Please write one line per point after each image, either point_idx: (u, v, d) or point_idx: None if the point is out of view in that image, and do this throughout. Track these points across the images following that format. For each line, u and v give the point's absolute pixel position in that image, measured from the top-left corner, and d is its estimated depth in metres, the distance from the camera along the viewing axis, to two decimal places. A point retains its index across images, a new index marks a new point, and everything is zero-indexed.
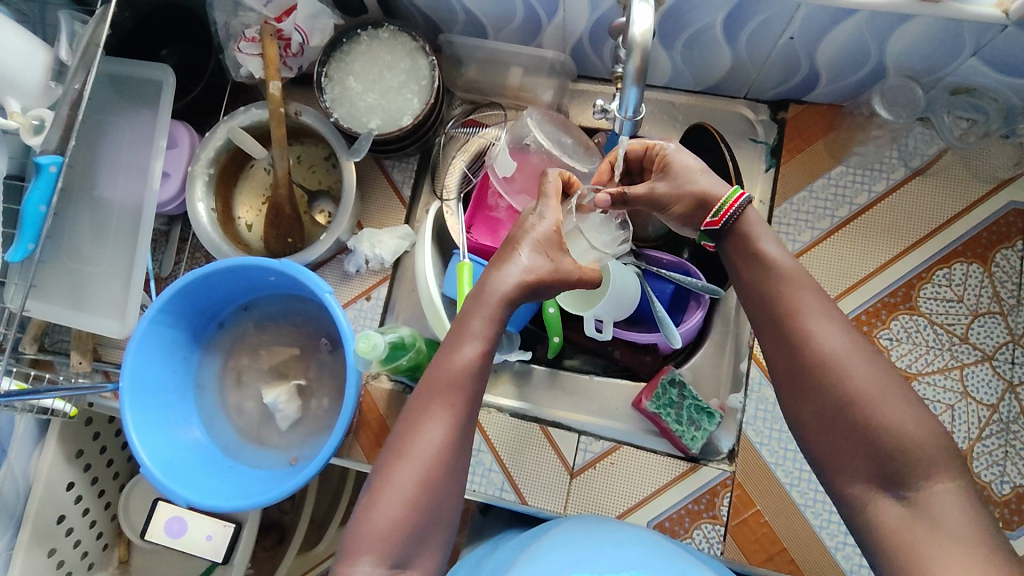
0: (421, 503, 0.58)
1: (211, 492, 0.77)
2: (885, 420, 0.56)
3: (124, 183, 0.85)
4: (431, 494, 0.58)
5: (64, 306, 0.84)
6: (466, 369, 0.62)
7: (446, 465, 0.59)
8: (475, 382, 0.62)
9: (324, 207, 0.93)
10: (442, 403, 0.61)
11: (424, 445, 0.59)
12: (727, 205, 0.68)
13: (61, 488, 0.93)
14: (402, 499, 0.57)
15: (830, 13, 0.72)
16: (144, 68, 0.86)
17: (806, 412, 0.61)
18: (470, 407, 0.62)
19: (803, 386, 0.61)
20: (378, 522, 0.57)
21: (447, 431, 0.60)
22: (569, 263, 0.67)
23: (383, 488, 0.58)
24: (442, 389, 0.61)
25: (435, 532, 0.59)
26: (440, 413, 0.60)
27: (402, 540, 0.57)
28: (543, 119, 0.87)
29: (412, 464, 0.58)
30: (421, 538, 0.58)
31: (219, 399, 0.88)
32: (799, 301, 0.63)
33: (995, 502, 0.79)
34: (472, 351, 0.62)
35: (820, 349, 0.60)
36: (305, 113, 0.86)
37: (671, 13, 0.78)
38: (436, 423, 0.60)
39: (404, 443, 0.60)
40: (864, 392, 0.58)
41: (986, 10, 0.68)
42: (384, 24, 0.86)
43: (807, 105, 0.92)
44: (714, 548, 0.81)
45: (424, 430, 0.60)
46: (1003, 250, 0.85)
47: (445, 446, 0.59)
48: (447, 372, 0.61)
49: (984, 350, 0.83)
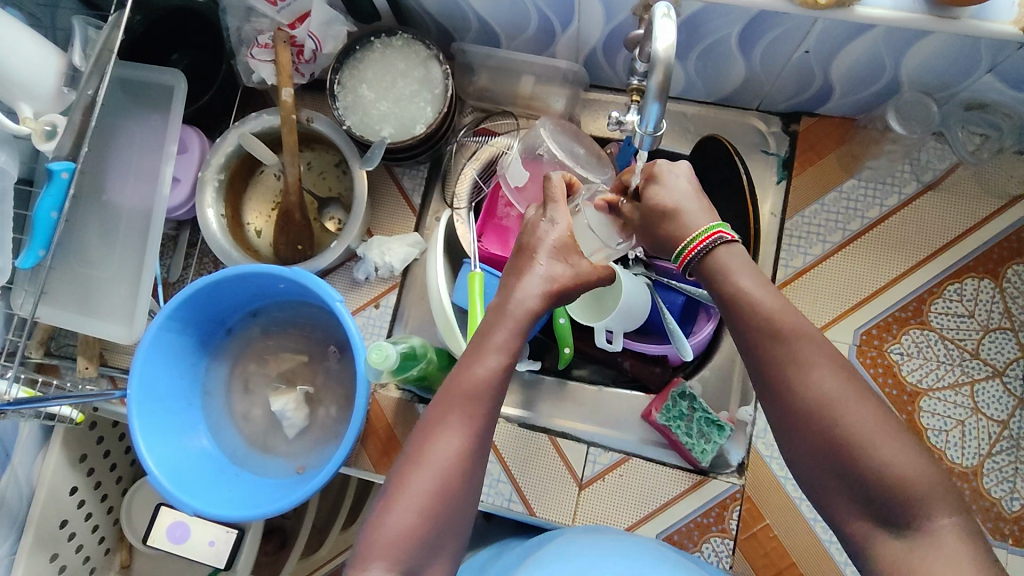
0: (436, 511, 0.56)
1: (216, 501, 0.76)
2: (884, 460, 0.53)
3: (133, 187, 0.85)
4: (447, 502, 0.57)
5: (72, 311, 0.84)
6: (486, 380, 0.60)
7: (463, 475, 0.58)
8: (493, 395, 0.60)
9: (334, 214, 0.93)
10: (461, 414, 0.59)
11: (440, 454, 0.58)
12: (689, 248, 0.64)
13: (64, 493, 0.93)
14: (416, 507, 0.56)
15: (847, 28, 0.72)
16: (155, 73, 0.85)
17: (800, 450, 0.57)
18: (487, 420, 0.60)
19: (795, 424, 0.57)
20: (391, 529, 0.55)
21: (464, 441, 0.59)
22: (586, 266, 0.67)
23: (397, 494, 0.57)
24: (461, 398, 0.60)
25: (448, 543, 0.57)
26: (458, 422, 0.59)
27: (414, 549, 0.55)
28: (555, 129, 0.87)
29: (428, 472, 0.57)
30: (434, 547, 0.56)
31: (225, 406, 0.87)
32: (791, 330, 0.58)
33: (1005, 519, 0.79)
34: (495, 362, 0.61)
35: (821, 381, 0.56)
36: (317, 121, 0.86)
37: (687, 26, 0.78)
38: (453, 433, 0.59)
39: (420, 452, 0.58)
40: (853, 428, 0.54)
41: (1004, 27, 0.67)
42: (397, 32, 0.86)
43: (818, 118, 0.92)
44: (723, 562, 0.81)
45: (440, 440, 0.58)
46: (1014, 266, 0.85)
47: (463, 455, 0.58)
48: (467, 381, 0.60)
49: (995, 365, 0.83)
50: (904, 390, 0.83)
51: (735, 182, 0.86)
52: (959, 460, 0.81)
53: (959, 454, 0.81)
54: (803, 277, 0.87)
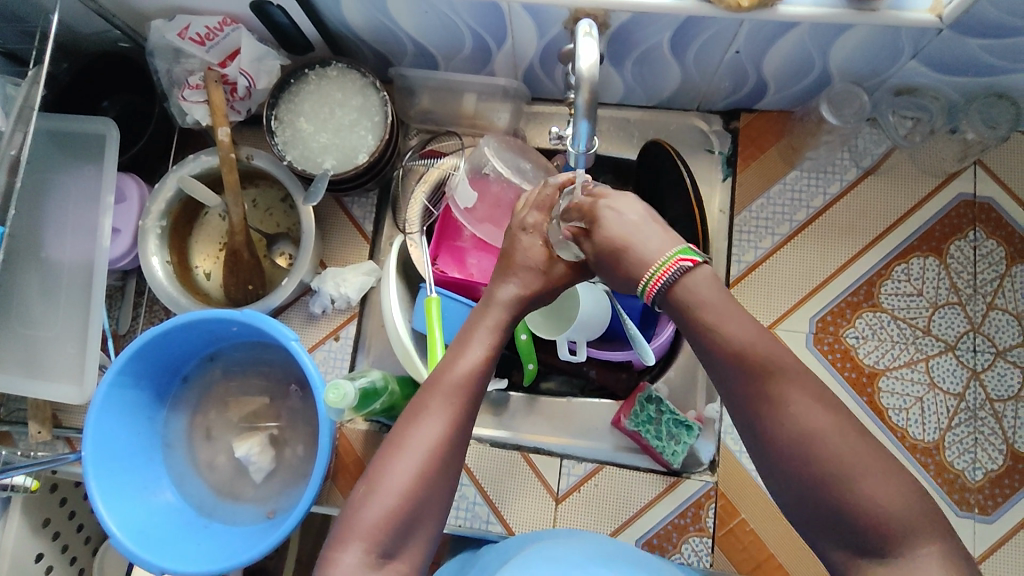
0: (417, 497, 0.54)
1: (184, 556, 0.73)
2: None
3: (72, 243, 0.82)
4: (429, 489, 0.54)
5: (18, 375, 0.81)
6: (469, 375, 0.58)
7: (446, 462, 0.55)
8: (480, 388, 0.59)
9: (284, 249, 0.91)
10: (441, 401, 0.57)
11: (421, 440, 0.55)
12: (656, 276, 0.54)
13: (29, 561, 0.89)
14: (395, 493, 0.53)
15: (772, 27, 0.73)
16: (83, 123, 0.82)
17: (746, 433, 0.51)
18: (470, 410, 0.58)
19: None
20: (371, 513, 0.53)
21: (446, 427, 0.56)
22: (564, 270, 0.65)
23: (378, 480, 0.54)
24: (444, 388, 0.57)
25: (426, 527, 0.55)
26: (439, 410, 0.56)
27: (392, 532, 0.53)
28: (500, 146, 0.86)
29: (408, 458, 0.54)
30: (410, 534, 0.54)
31: (188, 456, 0.85)
32: (733, 321, 0.53)
33: (969, 489, 0.81)
34: (477, 354, 0.60)
35: (775, 358, 0.51)
36: (257, 157, 0.85)
37: (619, 36, 0.79)
38: (434, 419, 0.56)
39: (400, 436, 0.56)
40: (812, 387, 0.50)
41: (920, 16, 0.69)
42: (331, 62, 0.85)
43: (757, 114, 0.94)
44: (703, 561, 0.81)
45: (422, 425, 0.56)
46: (956, 242, 0.88)
47: (444, 444, 0.55)
48: (450, 374, 0.58)
49: (946, 340, 0.85)
50: (863, 373, 0.85)
51: (679, 185, 0.85)
52: (921, 436, 0.83)
53: (920, 430, 0.83)
54: (757, 271, 0.89)
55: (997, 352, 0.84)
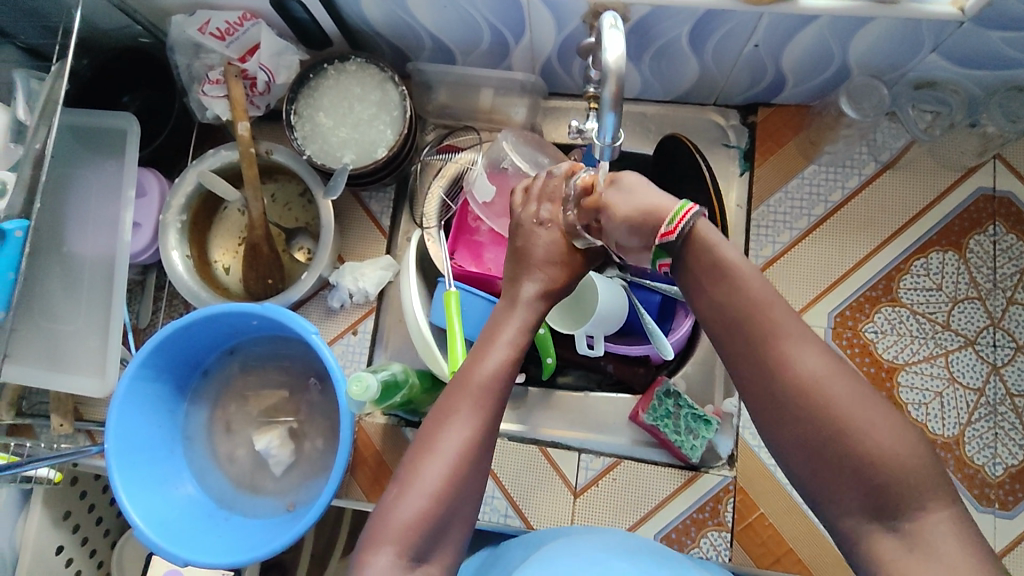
0: (448, 497, 0.54)
1: (207, 548, 0.74)
2: None
3: (94, 237, 0.83)
4: (459, 490, 0.55)
5: (41, 368, 0.82)
6: (493, 376, 0.59)
7: (475, 463, 0.56)
8: (503, 388, 0.59)
9: (303, 244, 0.92)
10: (469, 403, 0.57)
11: (451, 441, 0.55)
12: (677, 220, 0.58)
13: (50, 553, 0.90)
14: (426, 493, 0.53)
15: (792, 20, 0.73)
16: (105, 118, 0.83)
17: (778, 431, 0.51)
18: (496, 411, 0.58)
19: None
20: (402, 513, 0.53)
21: (474, 429, 0.56)
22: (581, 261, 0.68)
23: (410, 481, 0.54)
24: (471, 391, 0.58)
25: (455, 527, 0.55)
26: (467, 412, 0.57)
27: (425, 533, 0.53)
28: (518, 140, 0.87)
29: (438, 459, 0.55)
30: (441, 535, 0.54)
31: (208, 450, 0.85)
32: (760, 316, 0.53)
33: (990, 484, 0.81)
34: (496, 360, 0.60)
35: (806, 353, 0.50)
36: (277, 152, 0.85)
37: (638, 30, 0.79)
38: (463, 421, 0.56)
39: (430, 439, 0.56)
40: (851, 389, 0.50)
41: (943, 8, 0.69)
42: (350, 57, 0.85)
43: (775, 108, 0.93)
44: (721, 555, 0.81)
45: (451, 427, 0.56)
46: (976, 236, 0.87)
47: (472, 444, 0.56)
48: (477, 375, 0.59)
49: (966, 335, 0.85)
50: (882, 367, 0.85)
51: (698, 179, 0.85)
52: (940, 431, 0.83)
53: (939, 425, 0.83)
54: (776, 266, 0.89)
55: (1017, 347, 0.84)
